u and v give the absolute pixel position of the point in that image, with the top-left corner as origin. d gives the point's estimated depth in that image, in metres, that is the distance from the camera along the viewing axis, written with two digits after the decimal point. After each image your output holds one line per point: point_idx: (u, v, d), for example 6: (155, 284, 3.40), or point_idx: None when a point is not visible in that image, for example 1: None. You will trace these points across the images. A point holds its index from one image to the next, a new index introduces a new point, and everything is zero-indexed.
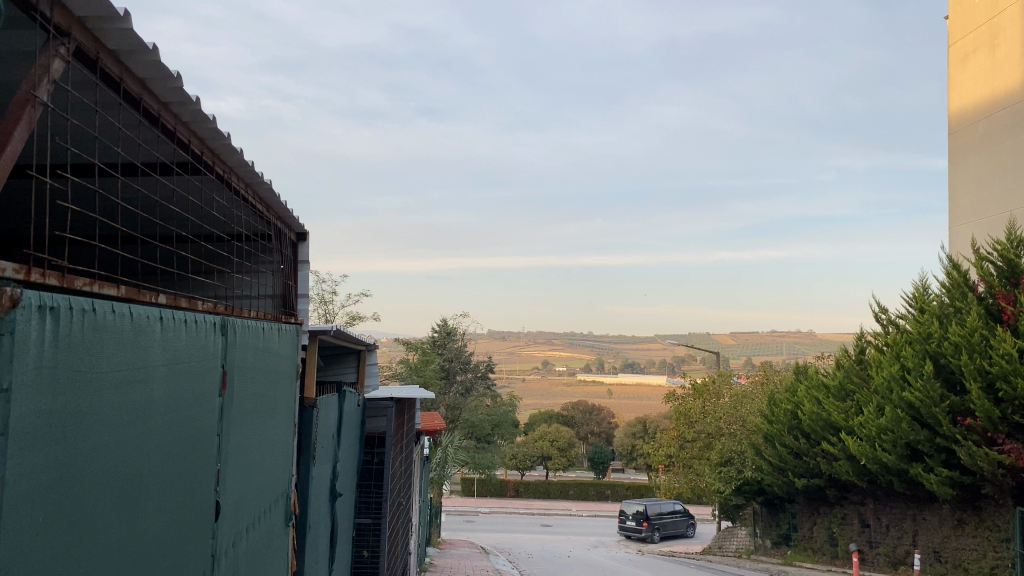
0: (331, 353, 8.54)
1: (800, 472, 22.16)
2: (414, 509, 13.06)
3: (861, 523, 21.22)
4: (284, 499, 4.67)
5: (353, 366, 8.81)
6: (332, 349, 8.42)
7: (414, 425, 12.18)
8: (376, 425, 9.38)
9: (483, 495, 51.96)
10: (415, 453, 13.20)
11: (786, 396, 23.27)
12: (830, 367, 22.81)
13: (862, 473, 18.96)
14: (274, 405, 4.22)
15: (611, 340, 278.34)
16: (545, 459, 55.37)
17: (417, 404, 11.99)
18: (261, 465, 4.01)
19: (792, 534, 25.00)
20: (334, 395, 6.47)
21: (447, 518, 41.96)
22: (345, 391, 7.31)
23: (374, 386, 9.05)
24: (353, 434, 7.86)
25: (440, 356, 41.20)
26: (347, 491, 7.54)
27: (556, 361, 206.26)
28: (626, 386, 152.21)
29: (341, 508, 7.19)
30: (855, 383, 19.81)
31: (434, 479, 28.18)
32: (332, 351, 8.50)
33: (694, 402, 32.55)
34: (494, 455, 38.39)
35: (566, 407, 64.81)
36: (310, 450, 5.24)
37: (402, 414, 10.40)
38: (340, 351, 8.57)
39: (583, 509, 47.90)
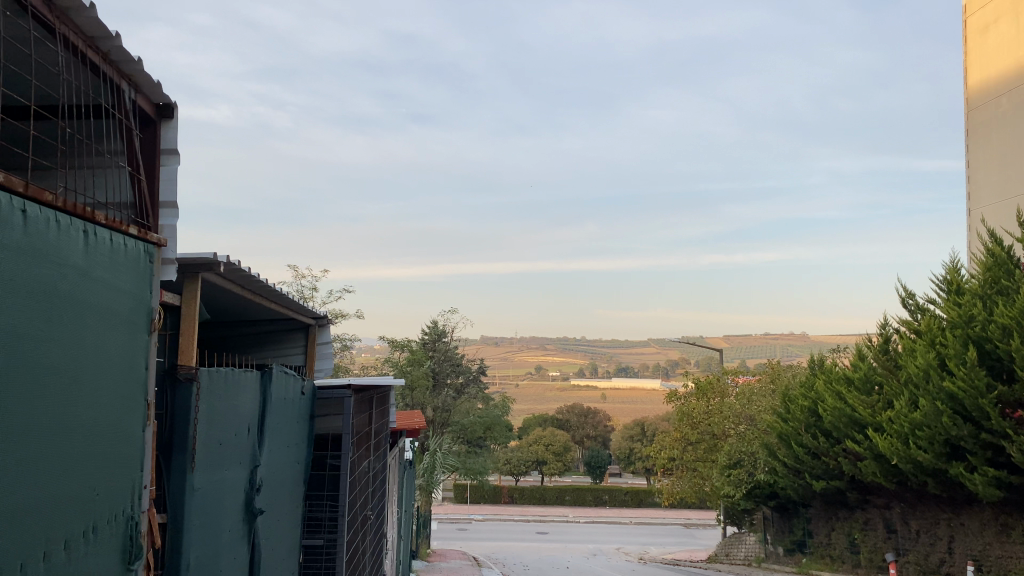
0: (267, 330, 6.72)
1: (817, 474, 20.41)
2: (391, 524, 11.14)
3: (887, 529, 19.45)
4: (117, 525, 2.85)
5: (301, 344, 6.97)
6: (265, 324, 6.60)
7: (390, 420, 10.35)
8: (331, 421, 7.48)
9: (476, 502, 50.03)
10: (393, 454, 11.37)
11: (801, 392, 21.45)
12: (849, 360, 21.05)
13: (892, 474, 17.16)
14: (59, 355, 2.49)
15: (605, 345, 276.38)
16: (540, 464, 53.44)
17: (392, 391, 10.13)
18: (15, 455, 2.29)
19: (807, 541, 23.20)
20: (253, 373, 4.63)
21: (438, 526, 40.04)
22: (282, 369, 5.50)
23: (327, 371, 7.18)
24: (295, 424, 6.02)
25: (430, 357, 39.20)
26: (285, 501, 5.71)
27: (548, 366, 204.14)
28: (619, 391, 150.36)
29: (276, 523, 5.39)
30: (881, 376, 18.04)
31: (422, 486, 26.13)
32: (265, 330, 6.69)
33: (697, 402, 30.72)
34: (486, 459, 36.48)
35: (561, 410, 62.85)
36: (189, 446, 3.40)
37: (369, 404, 8.54)
38: (277, 329, 6.76)
39: (580, 515, 45.99)
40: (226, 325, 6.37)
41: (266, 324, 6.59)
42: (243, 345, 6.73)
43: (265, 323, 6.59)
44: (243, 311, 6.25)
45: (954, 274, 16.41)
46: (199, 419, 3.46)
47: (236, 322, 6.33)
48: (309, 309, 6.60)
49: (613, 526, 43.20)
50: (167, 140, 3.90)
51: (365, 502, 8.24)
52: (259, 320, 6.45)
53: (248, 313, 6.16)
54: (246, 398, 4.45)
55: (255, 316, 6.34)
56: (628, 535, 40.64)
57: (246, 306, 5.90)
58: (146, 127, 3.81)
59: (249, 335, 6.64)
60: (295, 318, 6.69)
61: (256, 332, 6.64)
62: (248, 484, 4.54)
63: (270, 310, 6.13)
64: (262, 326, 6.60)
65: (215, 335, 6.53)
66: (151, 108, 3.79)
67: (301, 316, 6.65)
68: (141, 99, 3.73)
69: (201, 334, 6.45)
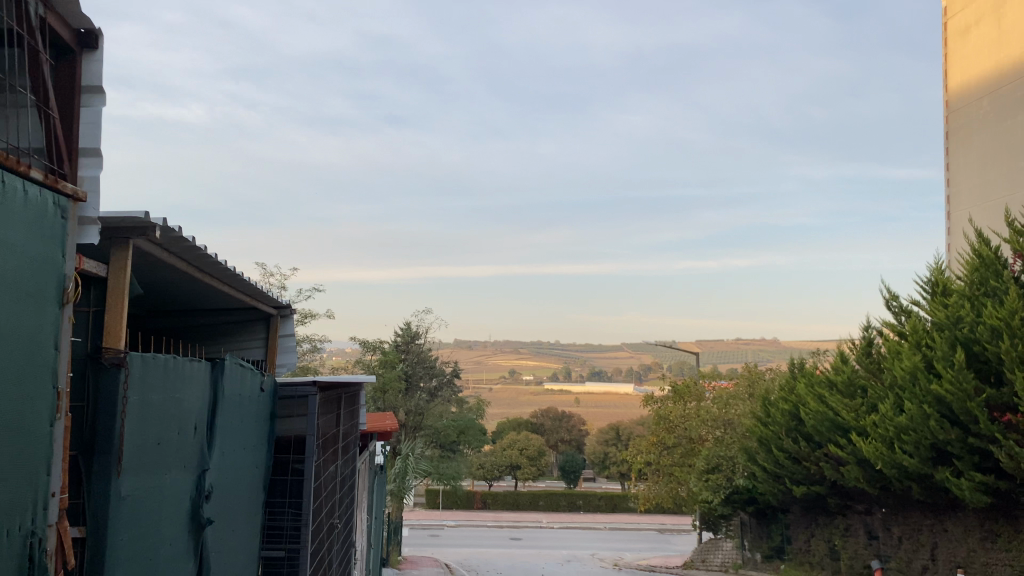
0: (223, 320, 6.16)
1: (798, 479, 20.05)
2: (362, 531, 10.56)
3: (868, 535, 19.12)
4: (9, 540, 2.32)
5: (261, 336, 6.39)
6: (221, 312, 6.05)
7: (360, 423, 9.80)
8: None
9: (449, 507, 49.32)
10: (363, 459, 10.79)
11: (782, 395, 21.10)
12: (830, 364, 20.74)
13: (874, 479, 16.82)
14: None
15: (579, 350, 276.44)
16: (514, 469, 52.84)
17: (362, 392, 9.59)
18: None
19: (786, 547, 22.85)
20: (204, 364, 4.06)
21: (410, 532, 39.27)
22: (241, 363, 4.92)
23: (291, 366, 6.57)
24: (256, 424, 5.45)
25: (403, 360, 38.46)
26: (243, 508, 5.13)
27: (522, 371, 203.52)
28: (593, 396, 150.08)
29: (231, 534, 4.81)
30: (864, 379, 17.72)
31: (393, 491, 25.43)
32: (222, 319, 6.13)
33: (674, 406, 30.33)
34: (459, 464, 35.84)
35: (535, 414, 62.29)
36: (113, 448, 2.84)
37: (338, 404, 8.02)
38: (236, 319, 6.20)
39: (554, 521, 45.47)
40: (178, 311, 5.81)
41: (222, 312, 6.03)
42: (197, 334, 6.17)
43: (222, 312, 6.04)
44: (196, 296, 5.69)
45: (940, 275, 16.11)
46: (127, 413, 2.89)
47: (188, 308, 5.78)
48: (269, 297, 6.06)
49: (588, 531, 42.73)
50: (88, 76, 3.49)
51: (332, 508, 7.72)
52: (215, 307, 5.90)
53: (200, 298, 5.61)
54: (193, 393, 3.88)
55: (210, 303, 5.78)
56: (603, 540, 40.18)
57: (198, 290, 5.35)
58: (61, 59, 3.42)
59: (203, 325, 6.09)
60: (256, 308, 6.15)
61: (211, 320, 6.09)
62: (196, 491, 3.97)
63: (223, 295, 5.57)
64: (218, 314, 6.04)
65: (167, 322, 5.97)
66: (69, 36, 3.41)
67: (262, 305, 6.10)
68: (56, 25, 3.35)
69: (151, 321, 5.89)
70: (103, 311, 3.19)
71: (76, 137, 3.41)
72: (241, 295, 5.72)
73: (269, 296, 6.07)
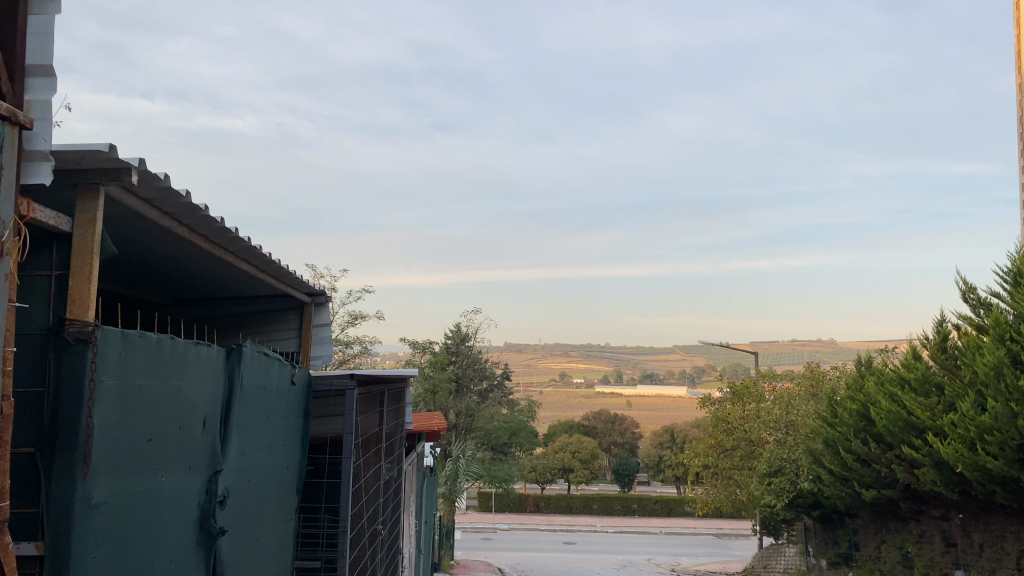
0: (250, 305, 5.63)
1: (867, 482, 19.01)
2: (409, 535, 10.03)
3: (945, 542, 18.01)
4: None
5: (294, 322, 5.80)
6: (246, 297, 5.51)
7: (406, 422, 9.28)
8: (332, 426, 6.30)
9: (500, 511, 48.79)
10: (410, 460, 10.28)
11: (849, 394, 20.09)
12: (900, 360, 19.66)
13: (953, 483, 15.79)
14: None
15: (630, 352, 273.82)
16: (566, 472, 52.09)
17: (407, 387, 9.07)
18: None
19: (853, 553, 21.80)
20: (216, 348, 3.54)
21: (462, 535, 38.83)
22: (264, 351, 4.42)
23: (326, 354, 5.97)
24: (285, 419, 4.92)
25: (453, 362, 38.03)
26: (268, 513, 4.60)
27: (573, 373, 202.38)
28: (644, 399, 148.32)
29: (252, 542, 4.28)
30: (941, 376, 16.68)
31: (444, 494, 24.91)
32: (248, 304, 5.60)
33: (732, 406, 29.35)
34: (511, 466, 35.27)
35: (587, 417, 61.46)
36: (79, 441, 2.39)
37: (380, 397, 7.46)
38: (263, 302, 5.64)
39: (608, 525, 44.63)
40: (198, 292, 5.32)
41: (247, 296, 5.50)
42: (221, 315, 5.65)
43: (247, 295, 5.51)
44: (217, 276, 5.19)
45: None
46: (94, 402, 2.44)
47: (209, 289, 5.28)
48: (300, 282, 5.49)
49: (643, 536, 41.79)
50: None
51: (375, 513, 7.15)
52: (239, 290, 5.37)
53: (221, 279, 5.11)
54: (202, 381, 3.36)
55: (233, 284, 5.26)
56: (659, 545, 39.21)
57: (214, 266, 4.84)
58: None
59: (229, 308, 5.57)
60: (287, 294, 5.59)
61: (236, 304, 5.57)
62: (206, 496, 3.45)
63: (245, 277, 5.06)
64: (242, 298, 5.52)
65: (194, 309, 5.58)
66: None
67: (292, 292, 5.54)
68: None
69: (170, 299, 5.42)
70: (66, 278, 2.76)
71: (22, 52, 2.86)
72: (267, 278, 5.17)
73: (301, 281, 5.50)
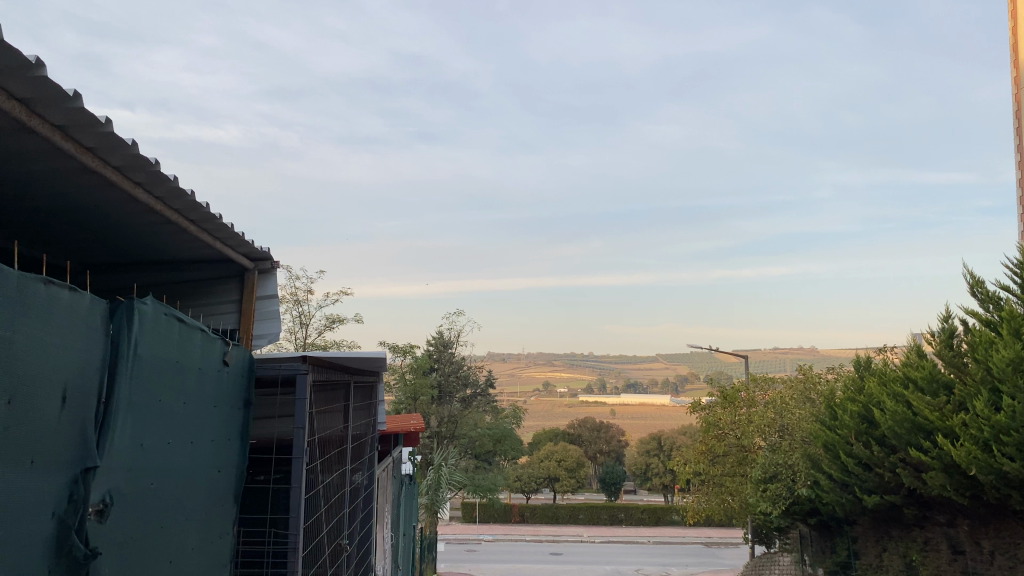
0: (180, 254, 4.68)
1: (869, 487, 18.13)
2: (384, 545, 9.01)
3: (952, 550, 17.08)
4: None
5: (235, 293, 4.73)
6: (173, 245, 4.55)
7: (379, 423, 8.30)
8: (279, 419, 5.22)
9: (485, 521, 47.68)
10: (385, 464, 9.29)
11: (849, 395, 19.23)
12: (901, 359, 18.84)
13: (964, 488, 14.93)
14: None
15: (614, 360, 272.93)
16: (552, 481, 51.02)
17: (379, 382, 8.10)
18: None
19: (851, 562, 20.93)
20: (88, 296, 2.53)
21: (445, 547, 37.68)
22: (179, 316, 3.39)
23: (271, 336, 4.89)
24: (212, 406, 3.88)
25: (435, 370, 36.86)
26: (185, 527, 3.57)
27: (557, 382, 201.32)
28: (629, 407, 147.50)
29: (157, 565, 3.23)
30: (949, 375, 15.83)
31: (426, 505, 23.82)
32: (178, 254, 4.67)
33: (723, 411, 28.49)
34: (495, 474, 34.23)
35: (572, 424, 60.44)
36: None
37: (344, 391, 6.45)
38: (193, 257, 4.66)
39: (595, 534, 43.64)
40: (112, 229, 4.38)
41: (171, 244, 4.51)
42: (147, 256, 4.77)
43: (170, 242, 4.53)
44: (134, 219, 4.24)
45: None
46: None
47: (122, 225, 4.30)
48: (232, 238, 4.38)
49: (630, 546, 40.76)
50: None
51: (339, 524, 6.11)
52: (160, 234, 4.39)
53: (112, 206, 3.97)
54: (56, 339, 2.33)
55: (149, 226, 4.27)
56: (648, 555, 38.19)
57: (118, 197, 3.90)
58: None
59: (155, 254, 4.69)
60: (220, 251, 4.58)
61: (161, 250, 4.63)
62: (68, 505, 2.40)
63: (159, 217, 4.09)
64: (165, 245, 4.54)
65: (118, 247, 4.69)
66: None
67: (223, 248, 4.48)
68: None
69: (86, 237, 4.53)
70: None
71: None
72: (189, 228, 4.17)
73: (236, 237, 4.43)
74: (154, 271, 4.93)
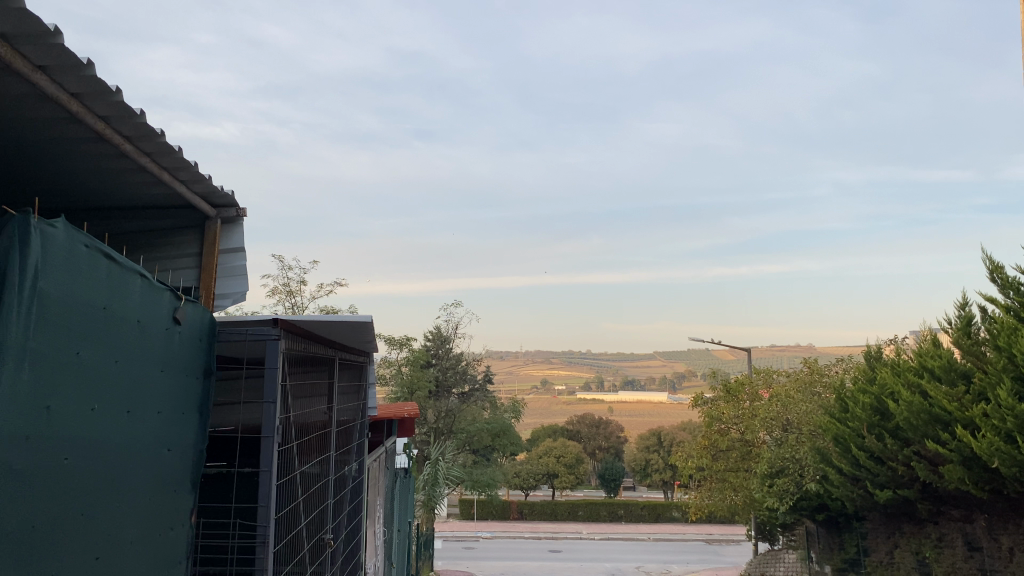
0: (131, 198, 3.96)
1: (881, 482, 17.48)
2: (375, 539, 8.36)
3: (968, 547, 16.41)
4: None
5: (196, 244, 4.07)
6: (123, 186, 3.83)
7: (370, 409, 7.63)
8: (245, 392, 4.54)
9: (484, 518, 47.05)
10: (377, 453, 8.63)
11: (861, 386, 18.58)
12: (914, 349, 18.19)
13: (985, 482, 14.28)
14: None
15: (612, 358, 272.36)
16: (551, 477, 50.38)
17: (368, 364, 7.45)
18: None
19: (860, 559, 20.30)
20: None
21: (443, 545, 37.06)
22: (109, 253, 2.74)
23: (237, 297, 4.24)
24: (158, 371, 3.23)
25: (432, 367, 35.62)
26: (120, 515, 2.93)
27: (556, 380, 200.71)
28: (627, 405, 146.85)
29: (77, 563, 2.57)
30: (969, 363, 15.18)
31: (423, 502, 23.16)
32: (129, 198, 3.97)
33: (727, 405, 27.83)
34: (494, 470, 33.60)
35: (571, 421, 59.74)
36: None
37: (329, 367, 5.79)
38: (146, 201, 3.97)
39: (594, 531, 42.98)
40: (47, 162, 3.63)
41: (120, 184, 3.78)
42: (92, 200, 4.06)
43: (120, 183, 3.80)
44: (71, 150, 3.47)
45: None
46: None
47: (58, 158, 3.55)
48: (182, 167, 3.49)
49: (630, 543, 40.12)
50: None
51: (321, 516, 5.44)
52: (106, 170, 3.64)
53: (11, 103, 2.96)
54: None
55: (91, 157, 3.51)
56: (648, 552, 37.55)
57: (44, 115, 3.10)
58: None
59: (103, 199, 4.01)
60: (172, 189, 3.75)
61: (107, 191, 3.90)
62: None
63: (101, 143, 3.33)
64: (113, 186, 3.82)
65: (58, 188, 3.99)
66: None
67: (172, 183, 3.63)
68: None
69: (17, 173, 3.81)
70: None
71: None
72: (140, 159, 3.41)
73: (189, 170, 3.58)
74: (102, 220, 4.23)
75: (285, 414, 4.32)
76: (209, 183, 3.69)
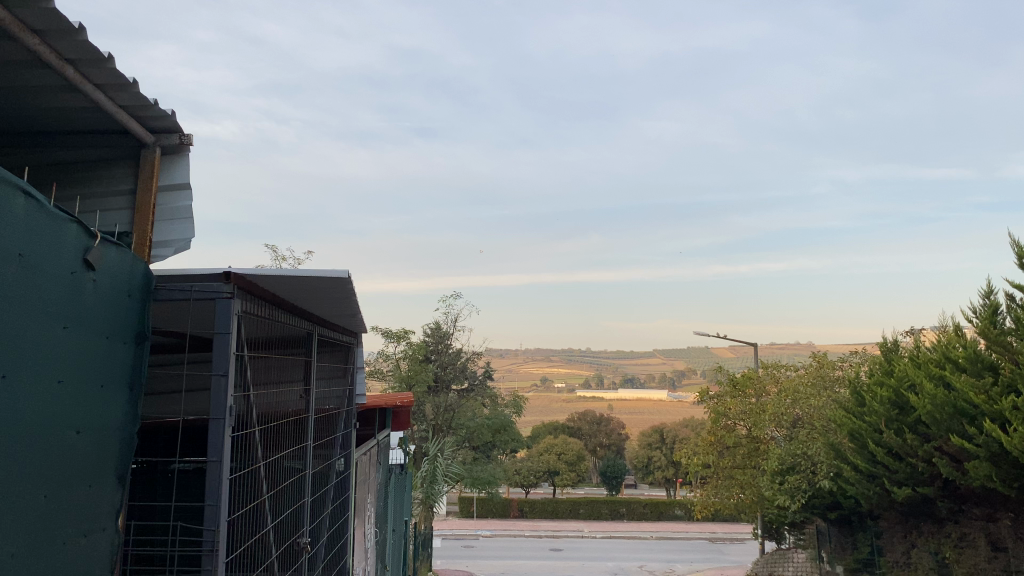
0: (44, 122, 3.14)
1: (899, 479, 16.76)
2: (366, 539, 7.61)
3: (992, 547, 15.66)
4: None
5: (129, 176, 3.28)
6: (35, 106, 3.00)
7: (358, 395, 6.85)
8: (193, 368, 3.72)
9: (483, 516, 46.37)
10: (368, 445, 7.87)
11: (879, 379, 17.82)
12: (934, 339, 17.41)
13: (1013, 478, 13.54)
14: None
15: (612, 356, 272.06)
16: (552, 474, 49.70)
17: (353, 346, 6.67)
18: None
19: (874, 559, 19.61)
20: None
21: (443, 543, 36.37)
22: None
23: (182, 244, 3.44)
24: (60, 328, 2.47)
25: (431, 364, 34.70)
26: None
27: (555, 377, 200.14)
28: (627, 402, 146.29)
29: None
30: (997, 353, 14.41)
31: (421, 500, 22.41)
32: (43, 122, 3.15)
33: (733, 400, 27.10)
34: (494, 466, 32.87)
35: (572, 417, 59.03)
36: None
37: (307, 344, 5.00)
38: (67, 125, 3.16)
39: (596, 530, 42.31)
40: None
41: (28, 102, 2.95)
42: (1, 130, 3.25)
43: (28, 102, 2.97)
44: None
45: None
46: None
47: None
48: (94, 61, 2.58)
49: (633, 541, 39.42)
50: None
51: (295, 517, 4.64)
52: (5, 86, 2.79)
53: None
54: None
55: None
56: (651, 551, 36.86)
57: None
58: None
59: (6, 122, 3.16)
60: (85, 97, 2.85)
61: (15, 113, 3.07)
62: None
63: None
64: (19, 106, 2.99)
65: None
66: None
67: (88, 88, 2.76)
68: None
69: None
70: None
71: None
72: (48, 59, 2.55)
73: (103, 66, 2.65)
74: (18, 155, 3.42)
75: (242, 394, 3.52)
76: (135, 89, 2.81)
